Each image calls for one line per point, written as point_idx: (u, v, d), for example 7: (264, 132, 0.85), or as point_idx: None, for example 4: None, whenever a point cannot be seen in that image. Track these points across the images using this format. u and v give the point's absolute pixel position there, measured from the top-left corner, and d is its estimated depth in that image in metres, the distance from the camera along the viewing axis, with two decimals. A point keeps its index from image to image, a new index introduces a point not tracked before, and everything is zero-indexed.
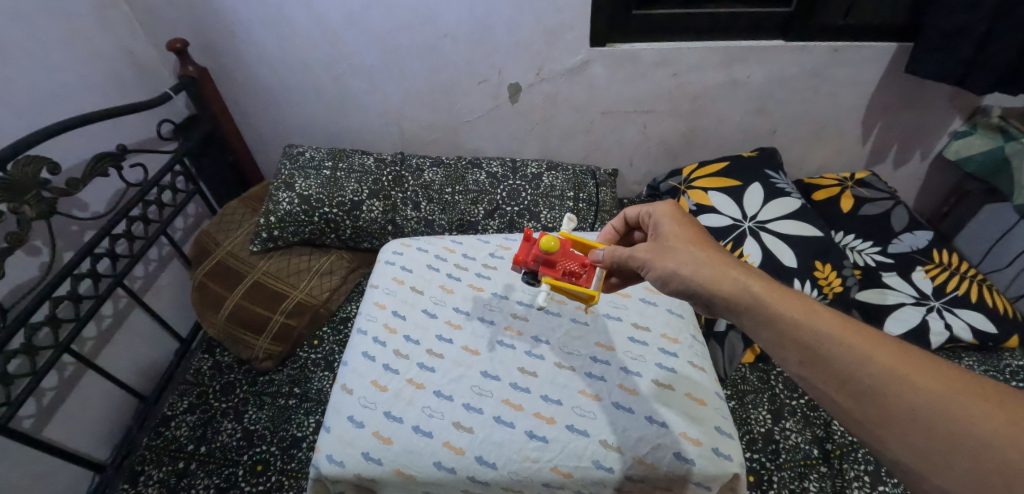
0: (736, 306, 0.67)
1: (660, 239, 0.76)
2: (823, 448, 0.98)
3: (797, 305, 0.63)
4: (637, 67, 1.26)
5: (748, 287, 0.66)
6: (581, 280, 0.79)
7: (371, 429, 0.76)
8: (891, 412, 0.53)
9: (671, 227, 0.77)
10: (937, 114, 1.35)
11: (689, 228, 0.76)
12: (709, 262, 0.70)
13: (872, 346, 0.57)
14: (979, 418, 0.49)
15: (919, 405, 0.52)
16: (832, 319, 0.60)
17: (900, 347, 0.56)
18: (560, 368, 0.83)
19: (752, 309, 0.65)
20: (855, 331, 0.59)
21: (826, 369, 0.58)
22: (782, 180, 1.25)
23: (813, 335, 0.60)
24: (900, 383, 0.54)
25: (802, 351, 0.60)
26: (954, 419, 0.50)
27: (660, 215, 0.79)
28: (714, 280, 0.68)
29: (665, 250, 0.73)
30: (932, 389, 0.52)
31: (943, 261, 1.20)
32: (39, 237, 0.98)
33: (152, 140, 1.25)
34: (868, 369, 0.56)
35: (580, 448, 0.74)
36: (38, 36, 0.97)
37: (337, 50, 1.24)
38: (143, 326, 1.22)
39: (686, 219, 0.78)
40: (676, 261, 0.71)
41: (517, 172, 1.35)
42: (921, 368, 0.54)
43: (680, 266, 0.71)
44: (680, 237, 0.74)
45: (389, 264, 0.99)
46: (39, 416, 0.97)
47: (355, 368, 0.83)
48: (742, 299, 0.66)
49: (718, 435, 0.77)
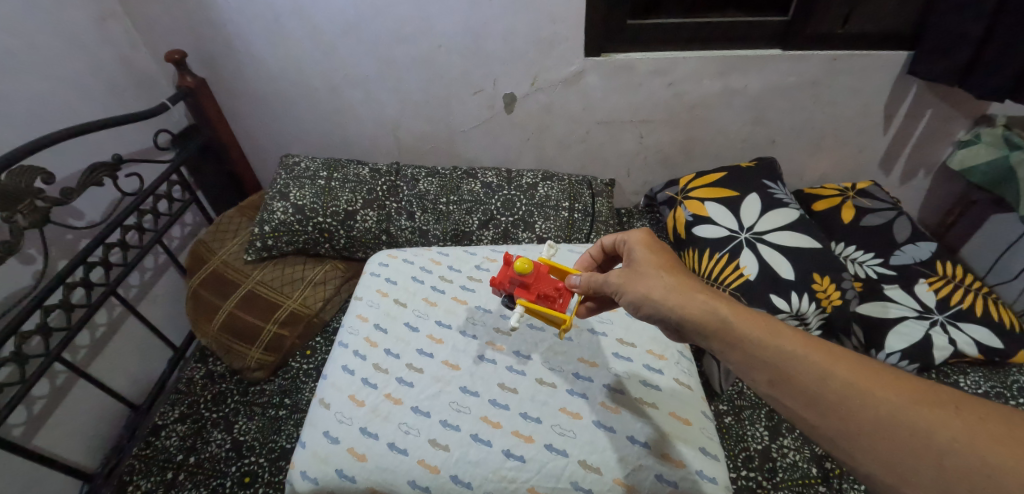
0: (706, 331, 0.65)
1: (632, 265, 0.74)
2: (822, 467, 0.95)
3: (761, 324, 0.62)
4: (632, 77, 1.25)
5: (716, 309, 0.65)
6: (556, 304, 0.78)
7: (347, 445, 0.74)
8: (855, 425, 0.52)
9: (639, 254, 0.75)
10: (941, 123, 1.33)
11: (661, 254, 0.75)
12: (679, 287, 0.68)
13: (832, 362, 0.56)
14: (936, 425, 0.49)
15: (878, 418, 0.51)
16: (795, 338, 0.60)
17: (860, 360, 0.56)
18: (541, 385, 0.82)
19: (719, 330, 0.64)
20: (817, 348, 0.58)
21: (792, 388, 0.56)
22: (780, 191, 1.24)
23: (776, 353, 0.59)
24: (861, 395, 0.53)
25: (769, 370, 0.59)
26: (916, 427, 0.49)
27: (632, 241, 0.77)
28: (683, 303, 0.67)
29: (637, 275, 0.72)
30: (892, 401, 0.51)
31: (946, 273, 1.16)
32: (33, 246, 0.99)
33: (148, 149, 1.26)
34: (829, 384, 0.55)
35: (559, 469, 0.72)
36: (37, 47, 0.99)
37: (333, 61, 1.25)
38: (137, 335, 1.22)
39: (658, 245, 0.76)
40: (646, 286, 0.70)
41: (512, 182, 1.34)
42: (879, 380, 0.53)
43: (651, 290, 0.69)
44: (652, 263, 0.73)
45: (374, 276, 0.98)
46: (29, 424, 0.97)
47: (334, 382, 0.82)
48: (711, 322, 0.65)
49: (703, 457, 0.75)
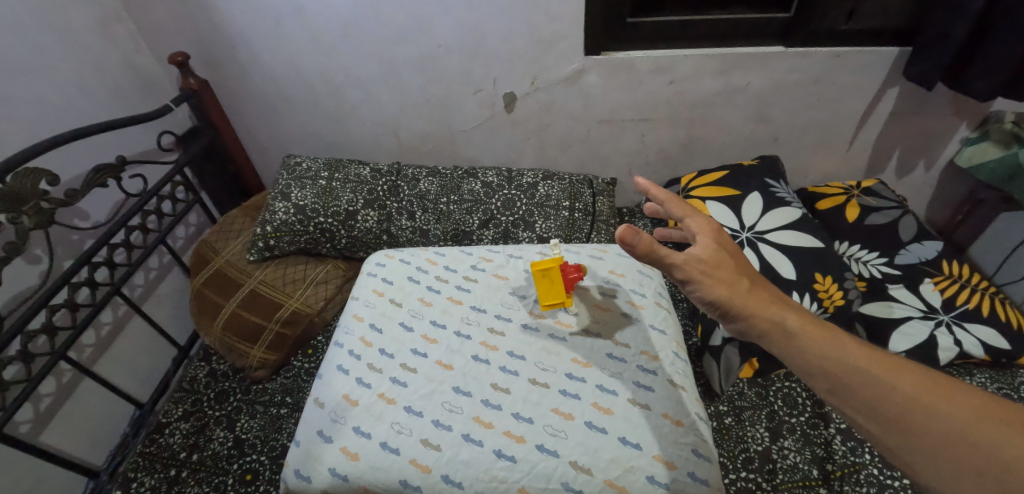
0: (768, 337, 0.63)
1: (699, 251, 0.70)
2: (823, 469, 0.94)
3: (821, 331, 0.60)
4: (633, 75, 1.24)
5: (776, 316, 0.63)
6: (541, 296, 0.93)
7: (340, 444, 0.75)
8: (915, 439, 0.49)
9: (709, 244, 0.70)
10: (947, 121, 1.31)
11: (727, 249, 0.71)
12: (745, 290, 0.66)
13: (894, 374, 0.53)
14: (1005, 445, 0.45)
15: (938, 433, 0.48)
16: (856, 347, 0.57)
17: (926, 372, 0.52)
18: (533, 385, 0.82)
19: (778, 337, 0.62)
20: (878, 359, 0.55)
21: (851, 396, 0.54)
22: (783, 189, 1.23)
23: (833, 362, 0.56)
24: (922, 409, 0.50)
25: (827, 378, 0.56)
26: (980, 443, 0.46)
27: (700, 230, 0.72)
28: (749, 305, 0.65)
29: (708, 267, 0.68)
30: (956, 416, 0.48)
31: (952, 273, 1.14)
32: (39, 246, 1.00)
33: (152, 151, 1.27)
34: (891, 395, 0.52)
35: (550, 469, 0.72)
36: (42, 51, 1.00)
37: (334, 62, 1.26)
38: (142, 334, 1.24)
39: (725, 238, 0.72)
40: (716, 283, 0.67)
41: (512, 181, 1.34)
42: (945, 395, 0.50)
43: (722, 290, 0.66)
44: (721, 257, 0.69)
45: (371, 276, 0.99)
46: (36, 421, 0.99)
47: (329, 382, 0.83)
48: (772, 328, 0.62)
49: (696, 458, 0.75)
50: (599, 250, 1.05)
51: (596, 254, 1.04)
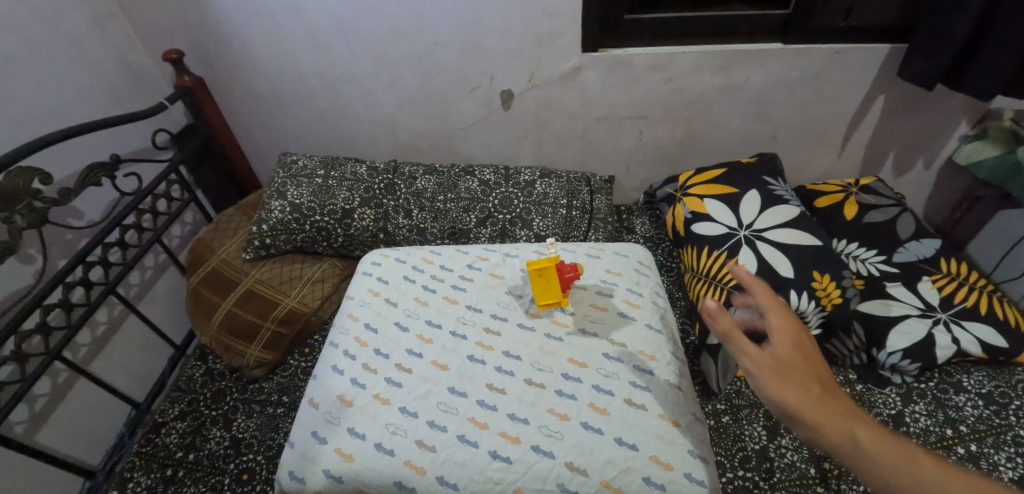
0: (844, 454, 0.57)
1: (774, 352, 0.67)
2: (820, 467, 0.94)
3: (904, 455, 0.55)
4: (631, 72, 1.23)
5: (851, 430, 0.58)
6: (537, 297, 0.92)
7: (334, 445, 0.75)
8: None
9: (787, 343, 0.68)
10: (945, 118, 1.30)
11: (801, 351, 0.68)
12: (816, 397, 0.62)
13: None
14: None
15: None
16: (947, 479, 0.52)
17: None
18: (529, 386, 0.81)
19: (856, 456, 0.56)
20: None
21: None
22: (781, 187, 1.22)
23: None
24: None
25: None
26: None
27: (776, 327, 0.70)
28: (822, 417, 0.60)
29: (780, 370, 0.64)
30: None
31: (950, 270, 1.14)
32: (33, 246, 1.00)
33: (147, 149, 1.27)
34: None
35: (545, 470, 0.72)
36: (35, 49, 0.99)
37: (330, 58, 1.25)
38: (138, 333, 1.23)
39: (804, 339, 0.69)
40: (788, 387, 0.63)
41: (509, 179, 1.33)
42: None
43: (792, 395, 0.62)
44: (794, 358, 0.66)
45: (366, 275, 0.98)
46: (31, 422, 0.98)
47: (324, 382, 0.83)
48: (847, 445, 0.57)
49: (692, 459, 0.74)
50: (596, 249, 1.04)
51: (592, 253, 1.03)
